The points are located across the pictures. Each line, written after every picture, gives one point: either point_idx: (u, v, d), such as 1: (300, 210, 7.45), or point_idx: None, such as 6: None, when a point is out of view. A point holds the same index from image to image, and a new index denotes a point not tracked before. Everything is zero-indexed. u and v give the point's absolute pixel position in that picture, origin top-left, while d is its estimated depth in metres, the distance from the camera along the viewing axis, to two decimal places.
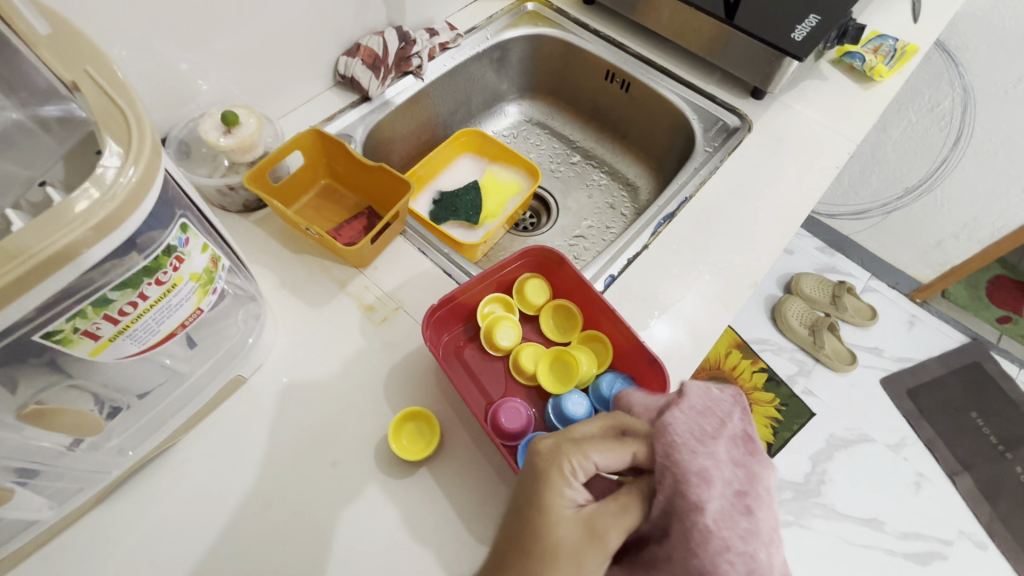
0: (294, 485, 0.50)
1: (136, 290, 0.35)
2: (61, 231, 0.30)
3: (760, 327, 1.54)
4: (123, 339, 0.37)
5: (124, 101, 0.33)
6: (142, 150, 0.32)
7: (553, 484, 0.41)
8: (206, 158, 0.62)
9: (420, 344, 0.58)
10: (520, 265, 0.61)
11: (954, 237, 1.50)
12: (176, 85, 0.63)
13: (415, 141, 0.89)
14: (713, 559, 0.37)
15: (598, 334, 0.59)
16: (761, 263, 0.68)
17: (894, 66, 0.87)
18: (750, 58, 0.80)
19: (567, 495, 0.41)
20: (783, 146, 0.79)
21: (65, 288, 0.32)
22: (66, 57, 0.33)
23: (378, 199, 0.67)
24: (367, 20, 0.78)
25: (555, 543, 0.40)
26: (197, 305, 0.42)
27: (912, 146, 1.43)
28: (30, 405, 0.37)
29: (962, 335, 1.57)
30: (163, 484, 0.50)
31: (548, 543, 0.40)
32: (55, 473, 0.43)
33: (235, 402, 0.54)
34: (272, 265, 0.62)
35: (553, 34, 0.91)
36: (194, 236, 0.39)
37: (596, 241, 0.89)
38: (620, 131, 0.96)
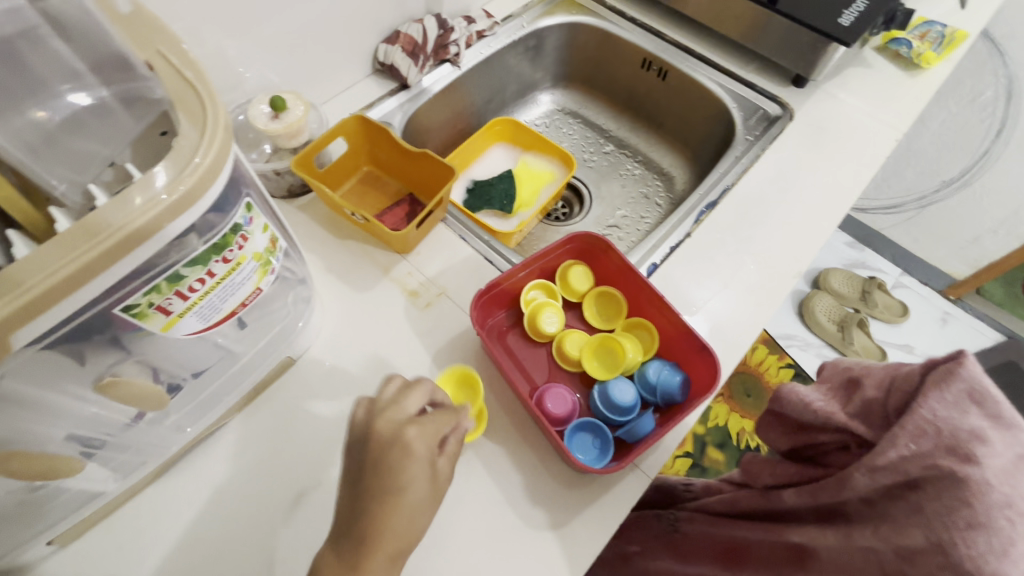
0: (343, 466, 0.51)
1: (205, 267, 0.36)
2: (142, 206, 0.31)
3: (788, 322, 1.51)
4: (191, 316, 0.38)
5: (195, 80, 0.33)
6: (215, 129, 0.33)
7: (402, 444, 0.40)
8: (251, 143, 0.63)
9: (463, 329, 0.58)
10: (564, 252, 0.61)
11: (992, 232, 1.46)
12: (224, 71, 0.64)
13: (450, 130, 0.89)
14: (956, 521, 0.38)
15: (643, 322, 0.58)
16: (805, 252, 0.67)
17: (941, 53, 0.84)
18: (793, 44, 0.78)
19: (409, 438, 0.41)
20: (827, 135, 0.77)
21: (143, 264, 0.33)
22: (136, 35, 0.34)
23: (419, 185, 0.67)
24: (406, 8, 0.78)
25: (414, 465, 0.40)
26: (257, 284, 0.43)
27: (951, 137, 1.39)
28: (104, 378, 0.39)
29: (999, 333, 1.53)
30: (216, 462, 0.51)
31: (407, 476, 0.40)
32: (118, 446, 0.44)
33: (283, 384, 0.55)
34: (316, 250, 0.62)
35: (589, 21, 0.90)
36: (257, 215, 0.39)
37: (630, 231, 0.88)
38: (655, 121, 0.95)
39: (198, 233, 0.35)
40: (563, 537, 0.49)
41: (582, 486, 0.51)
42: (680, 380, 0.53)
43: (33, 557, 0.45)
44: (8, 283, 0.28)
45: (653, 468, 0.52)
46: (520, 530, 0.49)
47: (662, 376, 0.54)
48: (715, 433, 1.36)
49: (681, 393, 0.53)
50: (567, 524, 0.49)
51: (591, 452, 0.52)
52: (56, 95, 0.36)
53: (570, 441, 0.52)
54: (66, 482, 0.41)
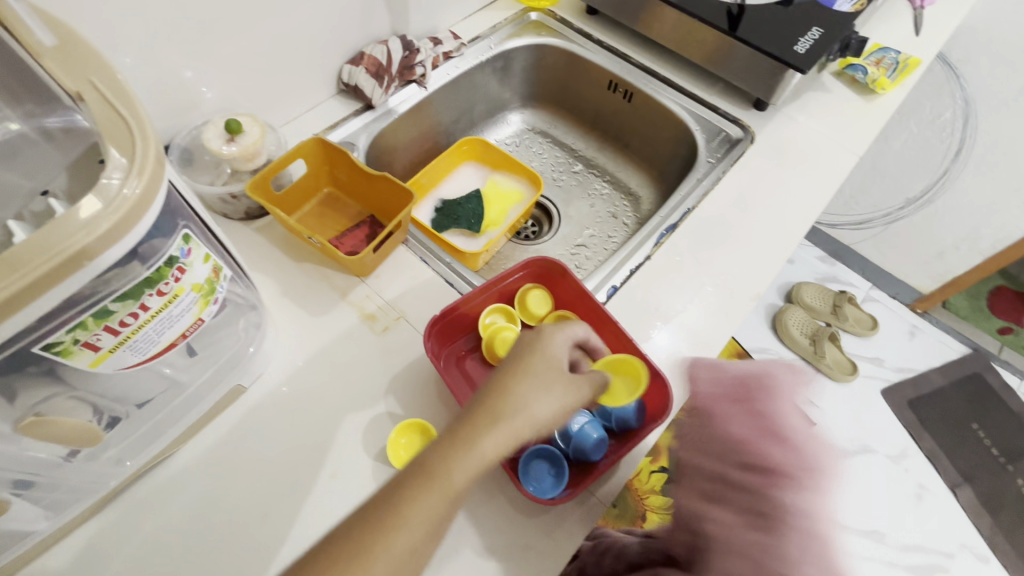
0: (293, 496, 0.50)
1: (137, 301, 0.35)
2: (63, 242, 0.30)
3: (761, 336, 1.53)
4: (123, 350, 0.37)
5: (129, 112, 0.33)
6: (145, 162, 0.32)
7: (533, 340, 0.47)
8: (209, 165, 0.62)
9: (421, 354, 0.58)
10: (523, 275, 0.61)
11: (954, 248, 1.50)
12: (180, 93, 0.63)
13: (418, 149, 0.89)
14: None
15: (600, 346, 0.58)
16: (763, 275, 0.67)
17: (896, 78, 0.87)
18: (753, 69, 0.80)
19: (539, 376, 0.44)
20: (786, 157, 0.79)
21: (67, 299, 0.32)
22: (68, 66, 0.33)
23: (380, 207, 0.67)
24: (371, 29, 0.78)
25: (530, 371, 0.44)
26: (198, 315, 0.42)
27: (913, 157, 1.43)
28: (27, 417, 0.37)
29: (964, 346, 1.57)
30: (160, 495, 0.49)
31: (522, 379, 0.44)
32: (51, 484, 0.43)
33: (234, 412, 0.54)
34: (273, 274, 0.61)
35: (556, 43, 0.91)
36: (196, 246, 0.39)
37: (597, 251, 0.89)
38: (623, 140, 0.96)
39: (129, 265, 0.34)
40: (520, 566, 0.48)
41: (537, 515, 0.50)
42: (635, 405, 0.53)
43: None
44: None
45: (609, 495, 0.52)
46: (474, 562, 0.48)
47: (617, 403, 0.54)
48: None
49: (635, 419, 0.54)
50: (524, 553, 0.49)
51: (546, 481, 0.52)
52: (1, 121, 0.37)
53: (525, 470, 0.52)
54: None
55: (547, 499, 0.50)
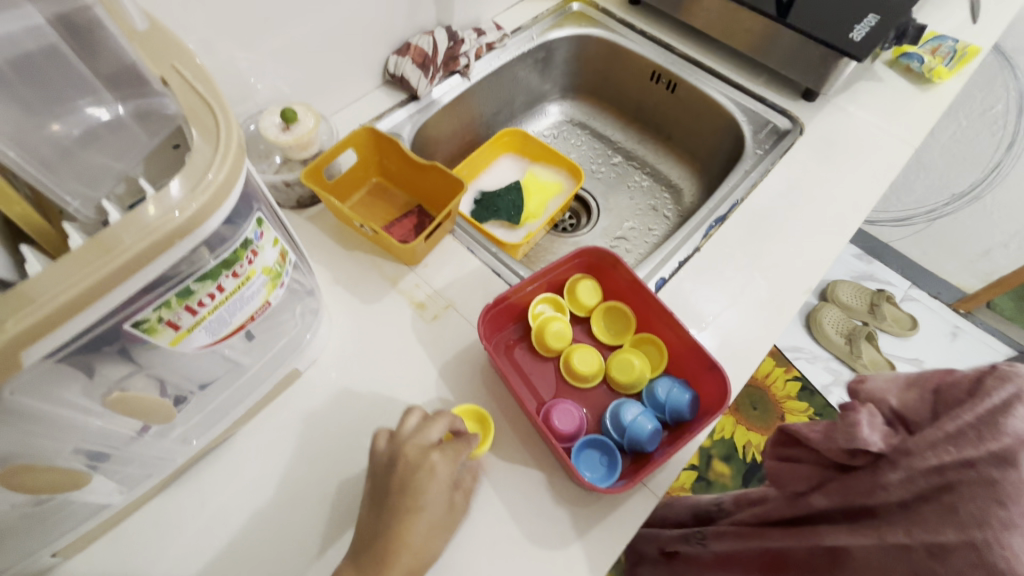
0: (349, 479, 0.51)
1: (215, 281, 0.36)
2: (156, 225, 0.31)
3: (796, 335, 1.50)
4: (200, 330, 0.38)
5: (209, 96, 0.33)
6: (228, 149, 0.33)
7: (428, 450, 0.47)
8: (262, 154, 0.63)
9: (470, 342, 0.58)
10: (573, 265, 0.60)
11: (1003, 246, 1.45)
12: (236, 82, 0.64)
13: (459, 141, 0.89)
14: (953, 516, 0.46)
15: (652, 338, 0.58)
16: (815, 268, 0.66)
17: (953, 68, 0.84)
18: (804, 59, 0.78)
19: (430, 463, 0.46)
20: (838, 149, 0.77)
21: (156, 278, 0.33)
22: (154, 54, 0.34)
23: (428, 197, 0.67)
24: (417, 20, 0.78)
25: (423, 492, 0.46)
26: (266, 298, 0.43)
27: (961, 151, 1.38)
28: (113, 393, 0.38)
29: (1008, 347, 1.50)
30: (221, 475, 0.51)
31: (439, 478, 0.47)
32: (124, 460, 0.44)
33: (289, 396, 0.55)
34: (325, 261, 0.62)
35: (598, 33, 0.90)
36: (267, 230, 0.39)
37: (638, 243, 0.88)
38: (664, 132, 0.94)
39: (208, 248, 0.35)
40: (579, 550, 0.48)
41: (590, 503, 0.50)
42: (690, 398, 0.53)
43: (40, 569, 0.44)
44: (22, 299, 0.28)
45: (662, 487, 0.51)
46: (526, 549, 0.48)
47: (671, 395, 0.53)
48: (721, 446, 1.36)
49: (690, 411, 0.52)
50: (582, 537, 0.49)
51: (599, 471, 0.51)
52: (72, 110, 0.34)
53: (577, 459, 0.52)
54: (73, 495, 0.41)
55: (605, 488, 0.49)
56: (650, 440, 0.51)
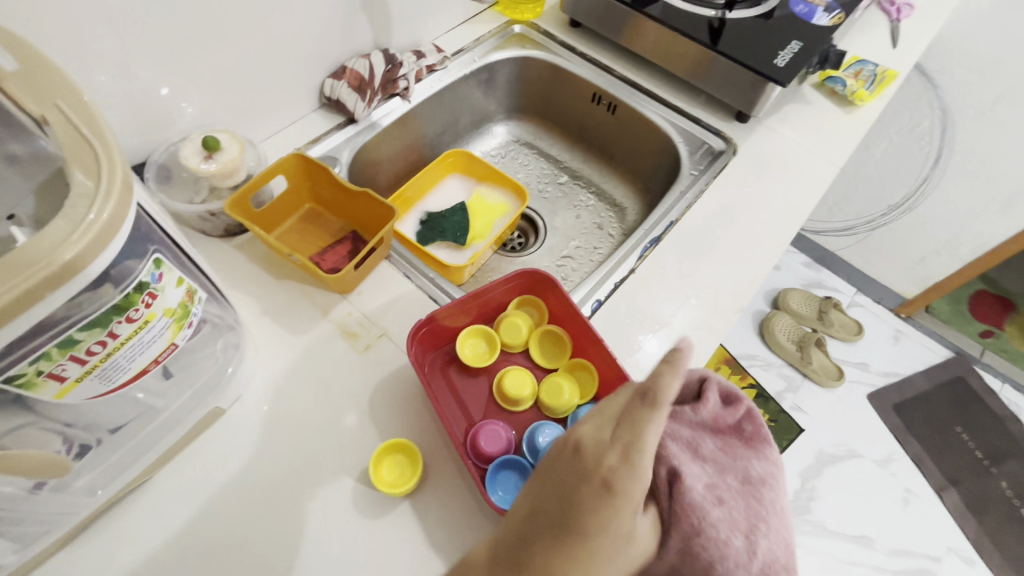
0: (272, 521, 0.49)
1: (105, 329, 0.34)
2: (25, 273, 0.29)
3: (749, 343, 1.54)
4: (91, 379, 0.36)
5: (94, 136, 0.32)
6: (113, 187, 0.31)
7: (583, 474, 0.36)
8: (186, 181, 0.61)
9: (402, 370, 0.57)
10: (509, 290, 0.60)
11: (936, 254, 1.53)
12: (159, 109, 0.62)
13: (402, 162, 0.88)
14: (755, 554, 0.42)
15: (585, 363, 0.58)
16: (746, 286, 0.68)
17: (875, 90, 0.88)
18: (734, 83, 0.81)
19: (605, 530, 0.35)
20: (768, 170, 0.80)
21: (32, 328, 0.31)
22: (35, 93, 0.32)
23: (362, 223, 0.66)
24: (353, 42, 0.77)
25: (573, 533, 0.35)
26: (171, 340, 0.41)
27: (894, 164, 1.45)
28: None
29: (947, 350, 1.59)
30: (133, 525, 0.48)
31: (563, 538, 0.35)
32: (16, 518, 0.41)
33: (211, 436, 0.52)
34: (253, 292, 0.60)
35: (540, 56, 0.91)
36: (168, 270, 0.38)
37: (583, 262, 0.89)
38: (607, 152, 0.96)
39: (110, 284, 0.33)
40: None
41: None
42: None
43: None
44: None
45: None
46: None
47: None
48: None
49: None
50: None
51: (511, 492, 0.50)
52: None
53: (490, 480, 0.50)
54: None
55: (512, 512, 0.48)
56: None
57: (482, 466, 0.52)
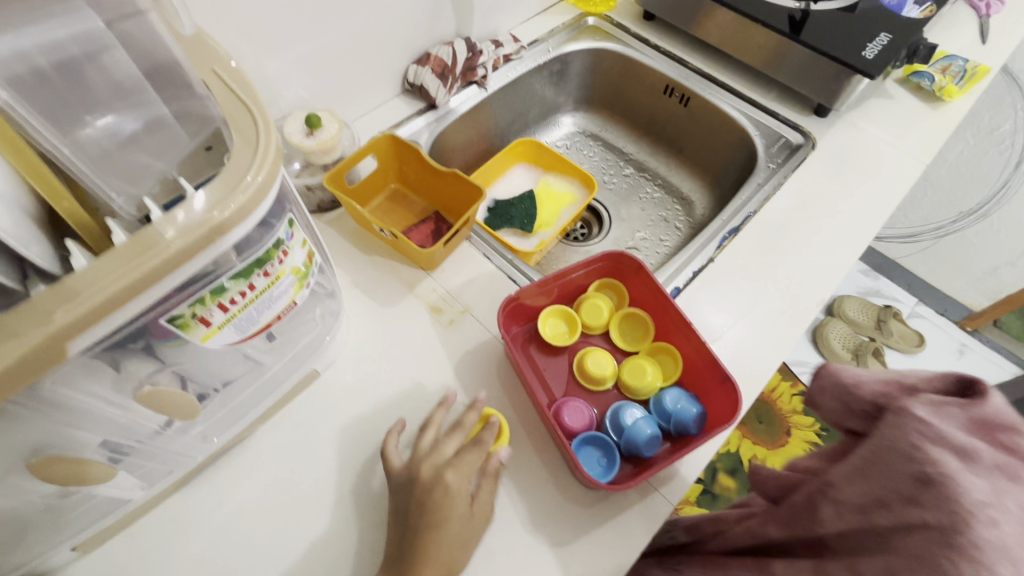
0: (361, 482, 0.51)
1: (247, 280, 0.37)
2: (196, 223, 0.31)
3: (802, 349, 1.50)
4: (229, 327, 0.39)
5: (248, 99, 0.35)
6: (268, 150, 0.34)
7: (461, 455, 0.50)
8: (283, 159, 0.63)
9: (484, 345, 0.59)
10: (588, 273, 0.61)
11: (1009, 265, 1.46)
12: (262, 88, 0.66)
13: (474, 149, 0.90)
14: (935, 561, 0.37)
15: (668, 347, 0.58)
16: (828, 281, 0.66)
17: (964, 86, 0.85)
18: (816, 76, 0.79)
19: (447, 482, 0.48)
20: (849, 165, 0.78)
21: (188, 278, 0.33)
22: (197, 59, 0.36)
23: (446, 204, 0.68)
24: (437, 30, 0.80)
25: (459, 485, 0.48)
26: (292, 298, 0.43)
27: (969, 169, 1.40)
28: (144, 387, 0.39)
29: (1017, 366, 1.51)
30: (237, 475, 0.51)
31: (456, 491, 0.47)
32: (146, 454, 0.44)
33: (306, 397, 0.55)
34: (344, 265, 0.63)
35: (613, 48, 0.92)
36: (297, 231, 0.40)
37: (649, 254, 0.89)
38: (676, 145, 0.95)
39: (236, 250, 0.35)
40: (592, 548, 0.49)
41: (594, 505, 0.50)
42: (697, 412, 0.51)
43: (57, 563, 0.44)
44: (67, 294, 0.29)
45: (676, 494, 0.51)
46: (540, 552, 0.48)
47: (679, 406, 0.53)
48: (726, 459, 1.35)
49: (696, 426, 0.51)
50: (583, 535, 0.49)
51: (596, 468, 0.51)
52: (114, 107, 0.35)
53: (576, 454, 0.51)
54: (95, 488, 0.41)
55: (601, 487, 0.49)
56: (648, 444, 0.51)
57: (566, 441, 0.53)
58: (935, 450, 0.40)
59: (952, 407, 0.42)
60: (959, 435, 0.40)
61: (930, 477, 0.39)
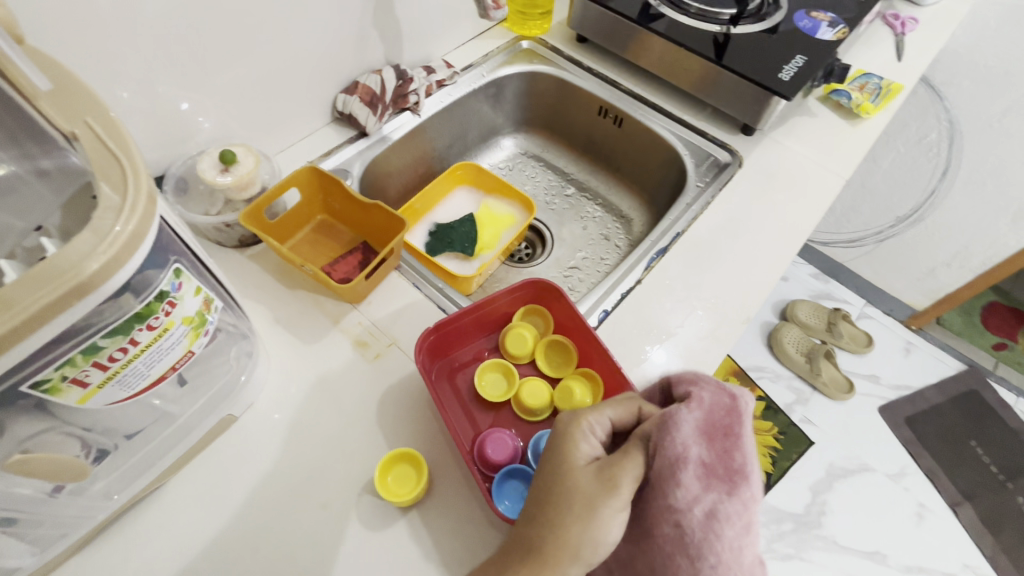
0: (281, 528, 0.50)
1: (127, 336, 0.35)
2: (56, 281, 0.30)
3: (757, 355, 1.54)
4: (112, 385, 0.37)
5: (118, 149, 0.33)
6: (137, 200, 0.33)
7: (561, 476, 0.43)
8: (202, 195, 0.63)
9: (411, 378, 0.58)
10: (514, 300, 0.61)
11: (946, 266, 1.52)
12: (178, 123, 0.64)
13: (412, 174, 0.90)
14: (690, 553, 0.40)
15: (591, 372, 0.58)
16: (753, 297, 0.68)
17: (880, 103, 0.89)
18: (739, 97, 0.82)
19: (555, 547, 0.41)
20: (774, 182, 0.80)
21: (54, 338, 0.32)
22: (66, 110, 0.34)
23: (373, 234, 0.67)
24: (365, 59, 0.80)
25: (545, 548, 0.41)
26: (188, 347, 0.42)
27: (902, 176, 1.45)
28: (14, 455, 0.37)
29: (959, 362, 1.57)
30: (146, 531, 0.49)
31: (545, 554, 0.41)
32: (35, 521, 0.42)
33: (223, 442, 0.53)
34: (266, 302, 0.62)
35: (547, 71, 0.93)
36: (187, 280, 0.39)
37: (590, 273, 0.90)
38: (614, 164, 0.97)
39: (132, 293, 0.35)
40: None
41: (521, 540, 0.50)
42: None
43: None
44: None
45: None
46: None
47: None
48: None
49: None
50: None
51: (519, 502, 0.50)
52: None
53: (497, 489, 0.51)
54: None
55: (520, 520, 0.48)
56: None
57: (490, 474, 0.53)
58: (669, 451, 0.40)
59: (686, 411, 0.41)
60: (686, 445, 0.40)
61: (658, 477, 0.41)
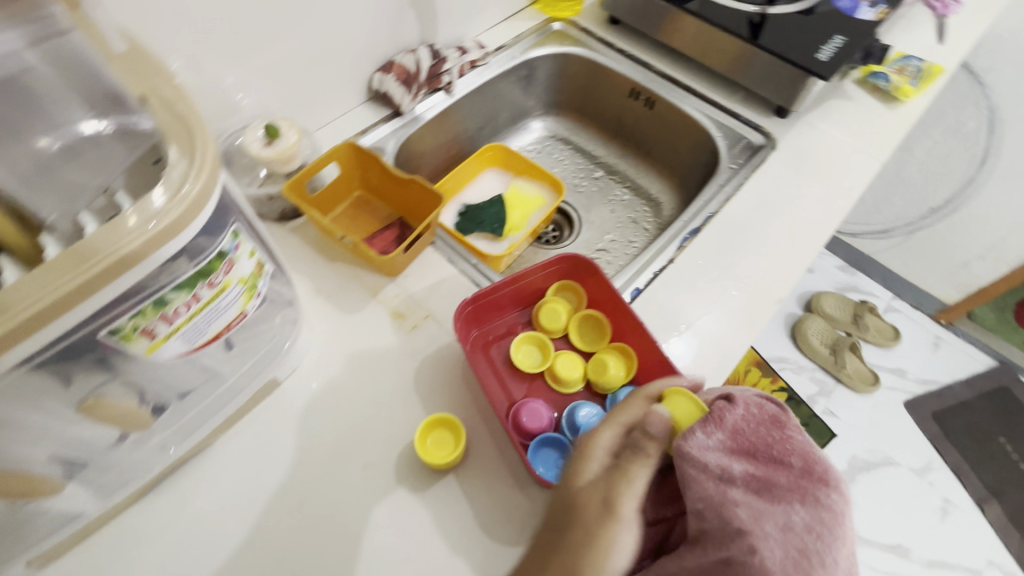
0: (322, 488, 0.51)
1: (191, 291, 0.37)
2: (132, 234, 0.32)
3: (781, 346, 1.52)
4: (176, 339, 0.39)
5: (186, 114, 0.35)
6: (204, 162, 0.34)
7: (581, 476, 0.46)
8: (246, 168, 0.65)
9: (447, 348, 0.59)
10: (547, 275, 0.62)
11: (980, 258, 1.48)
12: (223, 98, 0.66)
13: (443, 155, 0.91)
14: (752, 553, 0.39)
15: (625, 346, 0.59)
16: (785, 278, 0.68)
17: (919, 86, 0.87)
18: (775, 79, 0.81)
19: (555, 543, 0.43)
20: (808, 165, 0.79)
21: (124, 291, 0.34)
22: (135, 73, 0.37)
23: (410, 211, 0.69)
24: (401, 38, 0.81)
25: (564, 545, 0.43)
26: (242, 307, 0.44)
27: (937, 166, 1.42)
28: (87, 399, 0.40)
29: (990, 358, 1.54)
30: (196, 485, 0.51)
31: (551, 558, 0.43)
32: (101, 467, 0.45)
33: (267, 405, 0.56)
34: (307, 273, 0.64)
35: (579, 53, 0.93)
36: (243, 241, 0.41)
37: (618, 255, 0.90)
38: (644, 147, 0.97)
39: (187, 257, 0.36)
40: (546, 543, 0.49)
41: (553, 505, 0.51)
42: None
43: None
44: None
45: None
46: (498, 554, 0.49)
47: None
48: None
49: None
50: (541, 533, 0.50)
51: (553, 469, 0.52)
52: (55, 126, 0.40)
53: (532, 455, 0.52)
54: (47, 502, 0.42)
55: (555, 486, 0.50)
56: None
57: (525, 441, 0.54)
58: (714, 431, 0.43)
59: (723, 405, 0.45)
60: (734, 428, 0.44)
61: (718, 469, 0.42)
